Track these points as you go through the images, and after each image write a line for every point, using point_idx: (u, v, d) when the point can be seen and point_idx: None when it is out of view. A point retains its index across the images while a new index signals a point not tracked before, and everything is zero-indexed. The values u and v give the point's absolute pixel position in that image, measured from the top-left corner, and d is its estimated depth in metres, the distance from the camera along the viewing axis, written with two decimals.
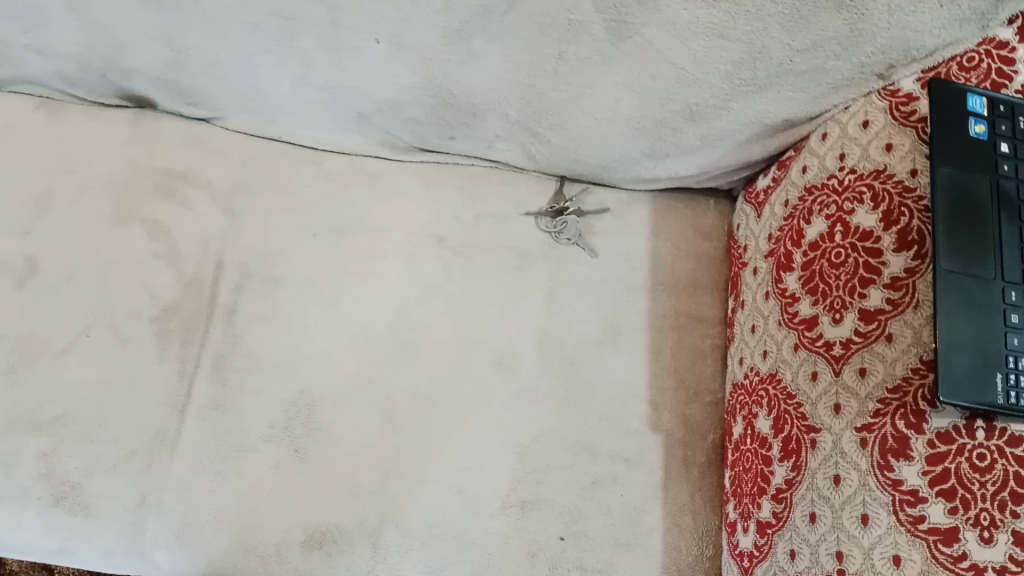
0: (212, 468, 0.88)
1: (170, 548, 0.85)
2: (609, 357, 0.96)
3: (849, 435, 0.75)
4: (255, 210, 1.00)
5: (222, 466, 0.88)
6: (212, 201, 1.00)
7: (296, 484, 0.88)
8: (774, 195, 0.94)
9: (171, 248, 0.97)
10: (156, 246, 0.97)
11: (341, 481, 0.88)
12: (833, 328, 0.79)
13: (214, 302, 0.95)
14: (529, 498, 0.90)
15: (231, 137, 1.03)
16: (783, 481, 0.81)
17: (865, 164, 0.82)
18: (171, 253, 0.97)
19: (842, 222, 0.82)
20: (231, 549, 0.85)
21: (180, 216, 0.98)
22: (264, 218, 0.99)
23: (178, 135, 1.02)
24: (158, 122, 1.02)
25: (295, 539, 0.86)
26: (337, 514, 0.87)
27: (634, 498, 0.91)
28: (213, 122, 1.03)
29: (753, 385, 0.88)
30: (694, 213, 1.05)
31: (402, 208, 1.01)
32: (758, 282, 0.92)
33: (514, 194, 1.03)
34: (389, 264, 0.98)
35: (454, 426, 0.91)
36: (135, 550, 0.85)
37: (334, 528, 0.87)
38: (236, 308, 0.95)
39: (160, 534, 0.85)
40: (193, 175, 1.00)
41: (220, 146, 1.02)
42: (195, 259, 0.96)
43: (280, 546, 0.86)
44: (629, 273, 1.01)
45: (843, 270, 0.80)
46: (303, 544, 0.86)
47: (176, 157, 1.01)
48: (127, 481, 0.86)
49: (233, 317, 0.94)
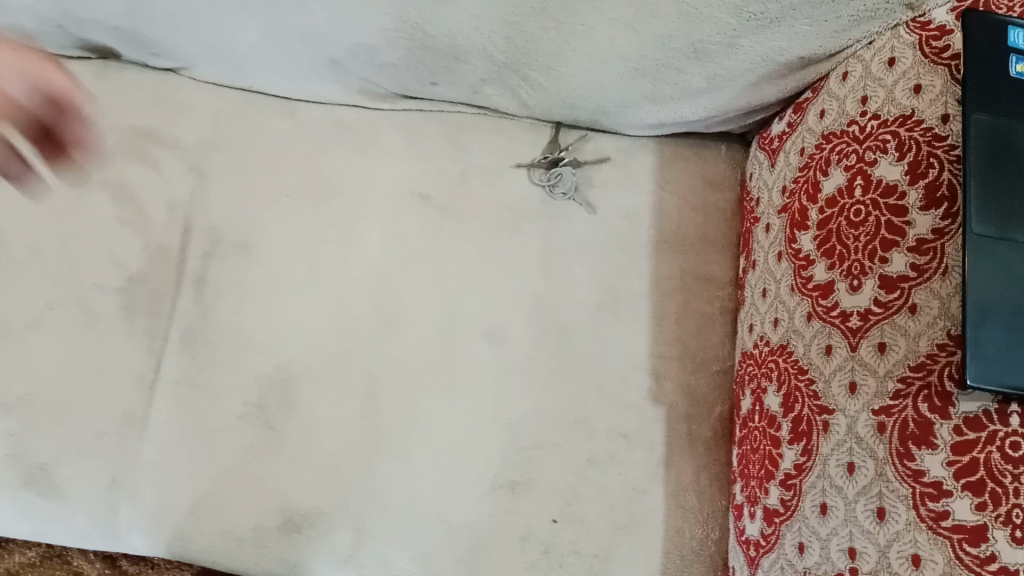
0: (184, 451, 0.83)
1: (145, 533, 0.82)
2: (609, 324, 0.89)
3: (865, 418, 0.67)
4: (225, 170, 0.93)
5: (194, 446, 0.83)
6: (180, 162, 0.93)
7: (274, 467, 0.83)
8: (790, 141, 0.84)
9: (137, 214, 0.90)
10: (122, 212, 0.90)
11: (321, 463, 0.83)
12: (850, 297, 0.71)
13: (184, 273, 0.89)
14: (520, 478, 0.84)
15: (199, 88, 0.95)
16: (792, 466, 0.72)
17: (890, 108, 0.72)
18: (137, 219, 0.90)
19: (863, 174, 0.73)
20: (209, 536, 0.81)
21: (146, 178, 0.92)
22: (235, 179, 0.92)
23: (144, 89, 0.95)
24: (123, 79, 0.95)
25: (272, 525, 0.82)
26: (319, 499, 0.82)
27: (633, 477, 0.84)
28: (181, 72, 0.95)
29: (762, 356, 0.79)
30: (703, 160, 0.96)
31: (382, 162, 0.94)
32: (771, 240, 0.82)
33: (505, 145, 0.95)
34: (370, 226, 0.91)
35: (440, 401, 0.85)
36: (111, 534, 0.82)
37: (314, 511, 0.82)
38: (206, 276, 0.89)
39: (135, 518, 0.81)
40: (160, 132, 0.93)
41: (188, 100, 0.95)
42: (162, 225, 0.90)
43: (259, 532, 0.82)
44: (632, 230, 0.92)
45: (863, 231, 0.71)
46: (281, 528, 0.82)
47: (141, 113, 0.94)
48: (100, 459, 0.82)
49: (203, 286, 0.88)
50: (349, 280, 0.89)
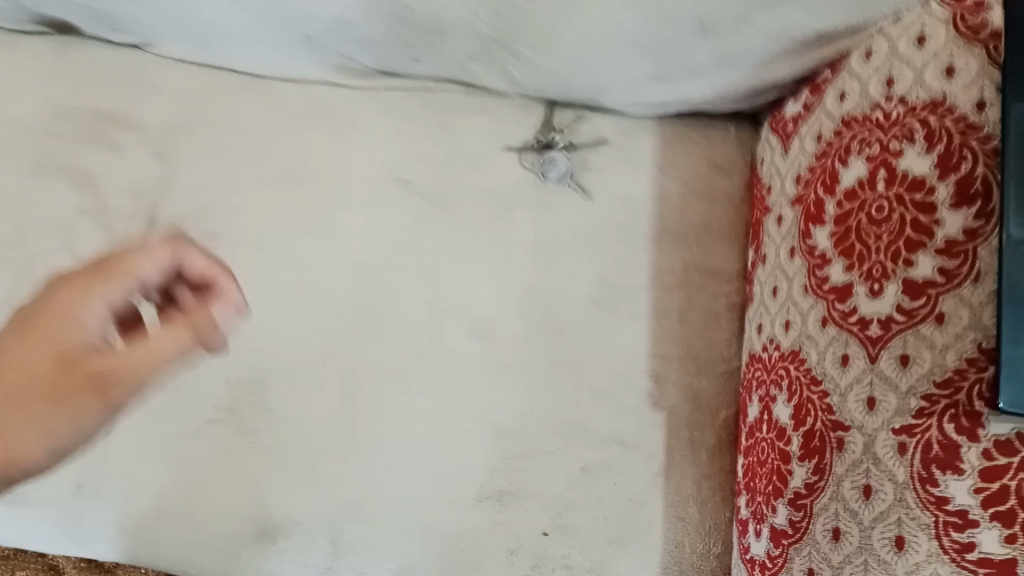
0: (155, 453, 0.76)
1: (113, 541, 0.75)
2: (605, 322, 0.83)
3: (884, 437, 0.61)
4: (194, 154, 0.86)
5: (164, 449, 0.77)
6: (148, 145, 0.86)
7: (253, 474, 0.77)
8: (804, 126, 0.77)
9: (100, 203, 0.84)
10: (85, 201, 0.84)
11: (302, 463, 0.77)
12: (870, 303, 0.64)
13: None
14: (508, 488, 0.78)
15: (165, 65, 0.88)
16: (802, 485, 0.67)
17: (919, 92, 0.65)
18: (101, 209, 0.84)
19: (886, 166, 0.66)
20: (180, 542, 0.75)
21: (111, 163, 0.85)
22: (205, 165, 0.86)
23: (106, 66, 0.87)
24: (85, 58, 0.88)
25: (247, 534, 0.75)
26: (299, 503, 0.76)
27: (631, 487, 0.79)
28: (144, 49, 0.88)
29: (772, 362, 0.73)
30: (711, 143, 0.89)
31: (363, 144, 0.87)
32: (782, 235, 0.76)
33: (496, 126, 0.88)
34: (351, 217, 0.85)
35: (426, 401, 0.79)
36: (77, 540, 0.75)
37: (290, 520, 0.76)
38: None
39: (101, 525, 0.75)
40: (125, 114, 0.87)
41: (154, 79, 0.88)
42: (130, 213, 0.84)
43: (230, 538, 0.75)
44: (632, 219, 0.86)
45: (885, 230, 0.65)
46: (255, 538, 0.75)
47: (105, 93, 0.87)
48: (64, 462, 0.75)
49: None
50: (329, 271, 0.83)
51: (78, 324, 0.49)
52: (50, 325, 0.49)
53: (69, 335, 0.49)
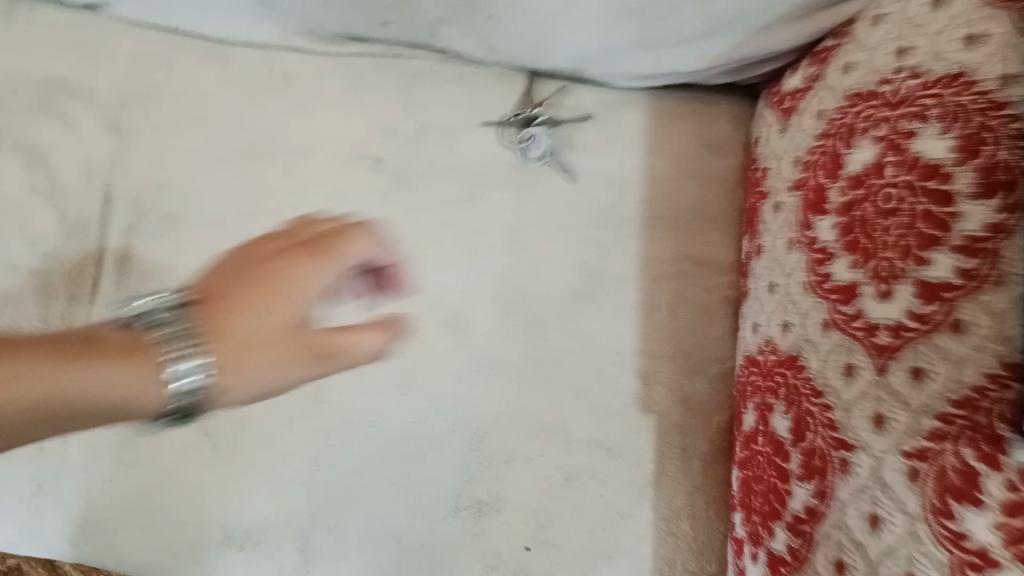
0: (112, 452, 0.70)
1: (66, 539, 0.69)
2: (588, 316, 0.75)
3: (893, 461, 0.53)
4: (145, 128, 0.78)
5: (124, 449, 0.70)
6: (99, 116, 0.78)
7: (213, 475, 0.70)
8: (806, 100, 0.69)
9: (51, 180, 0.76)
10: (34, 177, 0.76)
11: (264, 473, 0.71)
12: (878, 307, 0.57)
13: (104, 248, 0.75)
14: (487, 498, 0.71)
15: (119, 31, 0.80)
16: (801, 509, 0.60)
17: (933, 65, 0.57)
18: (52, 187, 0.76)
19: (898, 150, 0.58)
20: (137, 549, 0.68)
21: (59, 137, 0.77)
22: (159, 141, 0.78)
23: (59, 32, 0.80)
24: (38, 20, 0.80)
25: (211, 539, 0.69)
26: (256, 516, 0.70)
27: (616, 498, 0.71)
28: (99, 11, 0.80)
29: (768, 366, 0.66)
30: (701, 120, 0.81)
31: (328, 120, 0.79)
32: (781, 223, 0.68)
33: (470, 99, 0.80)
34: (315, 197, 0.77)
35: (396, 401, 0.73)
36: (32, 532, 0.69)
37: (256, 527, 0.70)
38: (130, 253, 0.75)
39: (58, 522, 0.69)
40: (74, 83, 0.79)
41: (110, 44, 0.80)
42: (78, 193, 0.76)
43: (191, 546, 0.69)
44: (619, 202, 0.78)
45: (896, 223, 0.56)
46: (221, 543, 0.69)
47: (54, 62, 0.79)
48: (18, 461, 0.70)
49: (127, 265, 0.75)
50: None
51: (296, 300, 0.48)
52: (275, 295, 0.47)
53: (295, 305, 0.48)
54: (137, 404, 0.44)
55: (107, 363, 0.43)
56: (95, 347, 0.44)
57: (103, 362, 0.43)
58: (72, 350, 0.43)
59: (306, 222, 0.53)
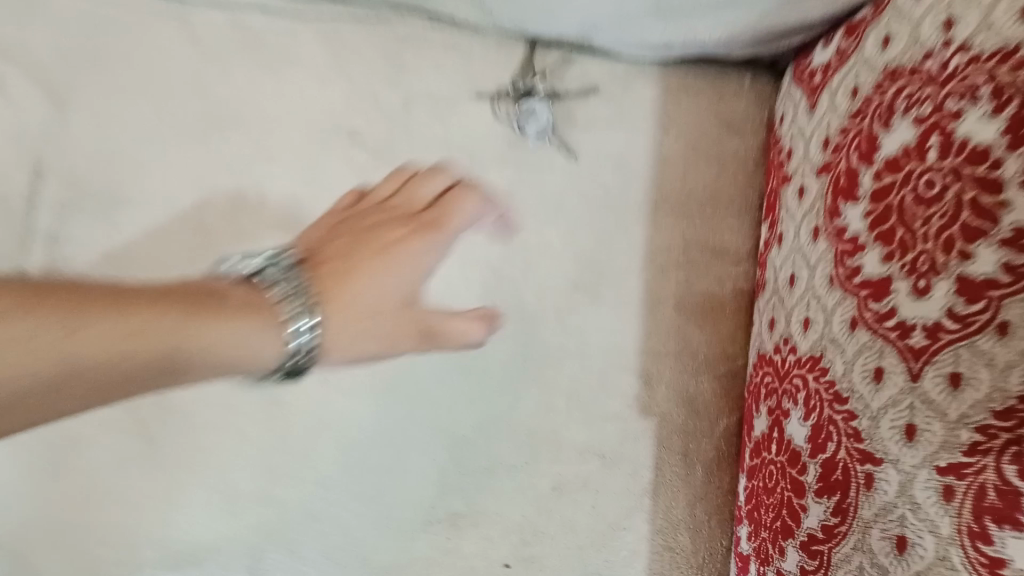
0: (34, 461, 0.63)
1: None
2: (586, 310, 0.69)
3: (926, 477, 0.47)
4: (82, 89, 0.68)
5: (48, 458, 0.63)
6: (31, 78, 0.68)
7: (149, 488, 0.64)
8: (838, 76, 0.63)
9: None
10: None
11: (209, 484, 0.64)
12: (913, 304, 0.51)
13: (29, 231, 0.67)
14: (463, 510, 0.65)
15: None
16: (817, 528, 0.54)
17: (987, 37, 0.50)
18: None
19: (941, 130, 0.51)
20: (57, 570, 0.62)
21: None
22: (95, 106, 0.68)
23: None
24: None
25: (146, 559, 0.63)
26: (197, 532, 0.64)
27: (608, 511, 0.66)
28: None
29: (784, 367, 0.61)
30: (721, 95, 0.75)
31: (302, 87, 0.71)
32: (805, 210, 0.63)
33: (465, 67, 0.74)
34: (281, 173, 0.70)
35: (365, 404, 0.66)
36: None
37: (203, 546, 0.64)
38: (60, 235, 0.67)
39: None
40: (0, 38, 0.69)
41: None
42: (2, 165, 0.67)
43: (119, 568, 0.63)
44: (624, 186, 0.72)
45: (937, 211, 0.50)
46: (161, 564, 0.63)
47: None
48: None
49: (56, 247, 0.67)
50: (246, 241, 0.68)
51: (407, 267, 0.53)
52: (393, 268, 0.52)
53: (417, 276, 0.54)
54: (261, 360, 0.45)
55: (236, 321, 0.44)
56: (216, 306, 0.44)
57: (231, 320, 0.44)
58: (204, 303, 0.44)
59: (412, 189, 0.58)
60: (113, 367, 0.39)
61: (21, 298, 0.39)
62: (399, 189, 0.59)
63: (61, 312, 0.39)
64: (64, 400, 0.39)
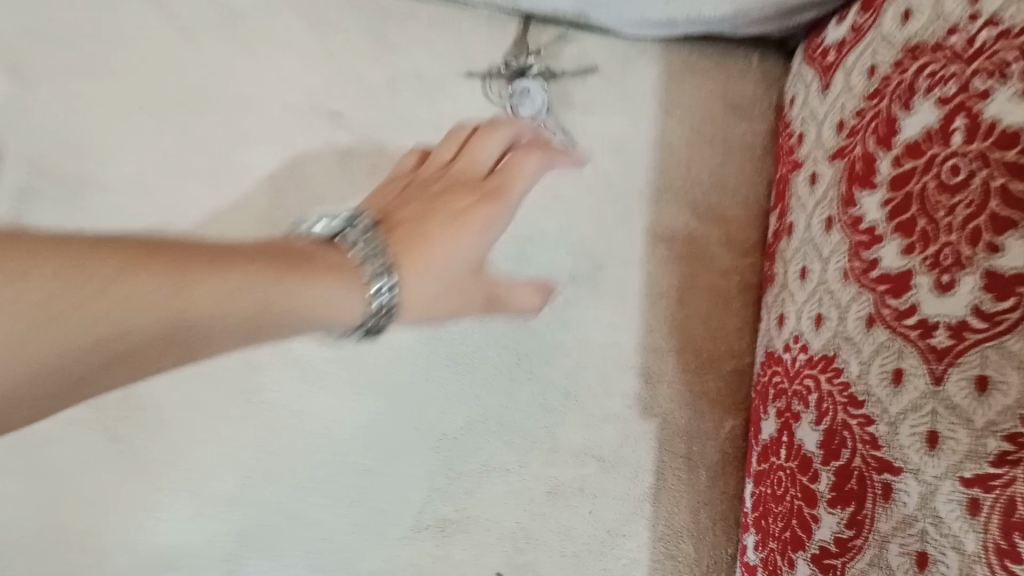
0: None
1: None
2: (584, 303, 0.65)
3: (949, 490, 0.44)
4: (47, 68, 0.64)
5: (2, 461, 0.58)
6: None
7: (114, 493, 0.59)
8: (854, 55, 0.59)
9: None
10: None
11: (180, 489, 0.60)
12: (935, 301, 0.47)
13: None
14: (452, 516, 0.62)
15: None
16: (829, 541, 0.50)
17: (1018, 10, 0.45)
18: None
19: (967, 112, 0.47)
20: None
21: None
22: (60, 85, 0.64)
23: None
24: None
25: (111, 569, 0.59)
26: (165, 539, 0.59)
27: (607, 517, 0.63)
28: None
29: (795, 365, 0.57)
30: (729, 76, 0.71)
31: (282, 66, 0.67)
32: (818, 198, 0.59)
33: (455, 45, 0.70)
34: (259, 155, 0.66)
35: (347, 405, 0.62)
36: None
37: (172, 554, 0.59)
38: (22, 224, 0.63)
39: None
40: None
41: None
42: None
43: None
44: (624, 172, 0.68)
45: (963, 199, 0.46)
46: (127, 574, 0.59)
47: None
48: None
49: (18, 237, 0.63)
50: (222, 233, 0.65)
51: (482, 231, 0.53)
52: (464, 233, 0.52)
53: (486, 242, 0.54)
54: (345, 318, 0.44)
55: (324, 280, 0.43)
56: (307, 265, 0.43)
57: (321, 279, 0.43)
58: (295, 263, 0.43)
59: (477, 156, 0.58)
60: (214, 326, 0.38)
61: (124, 254, 0.37)
62: (461, 153, 0.59)
63: (158, 268, 0.37)
64: (160, 359, 0.38)
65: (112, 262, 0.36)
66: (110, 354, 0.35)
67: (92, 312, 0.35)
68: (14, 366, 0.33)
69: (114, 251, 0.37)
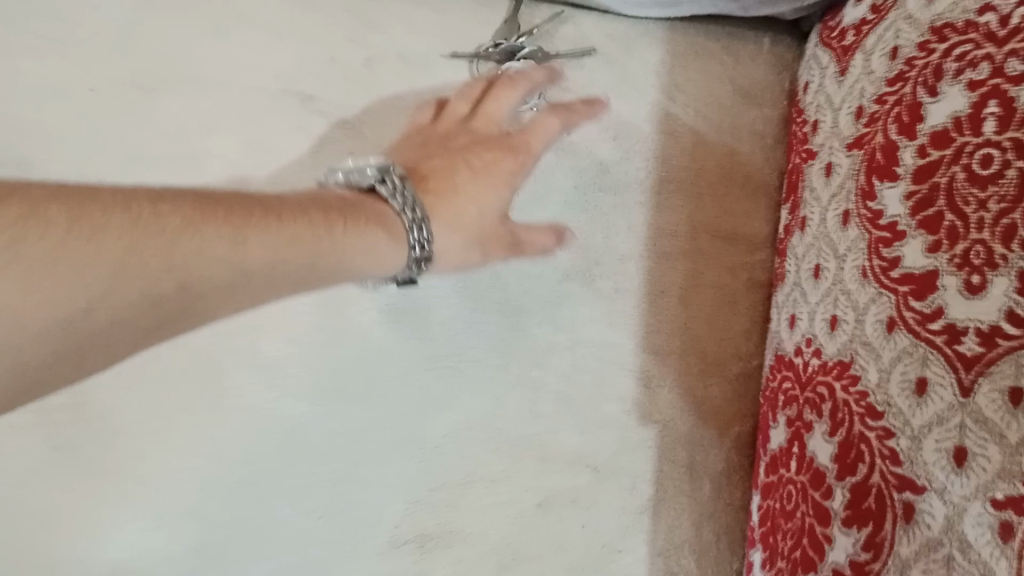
0: None
1: None
2: (579, 302, 0.61)
3: (978, 512, 0.39)
4: None
5: None
6: None
7: (52, 508, 0.54)
8: (873, 37, 0.54)
9: None
10: None
11: (129, 505, 0.54)
12: (964, 303, 0.42)
13: None
14: (434, 530, 0.58)
15: None
16: (843, 564, 0.46)
17: None
18: None
19: (1000, 96, 0.43)
20: None
21: None
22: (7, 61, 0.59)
23: None
24: None
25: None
26: (109, 556, 0.54)
27: (603, 531, 0.59)
28: None
29: (806, 371, 0.53)
30: (738, 60, 0.67)
31: (254, 44, 0.63)
32: (833, 190, 0.54)
33: (441, 24, 0.66)
34: (222, 143, 0.61)
35: (321, 413, 0.57)
36: None
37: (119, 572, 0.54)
38: None
39: None
40: None
41: None
42: None
43: None
44: (624, 161, 0.64)
45: (997, 191, 0.42)
46: None
47: None
48: None
49: None
50: None
51: (504, 184, 0.51)
52: (483, 186, 0.50)
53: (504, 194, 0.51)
54: (386, 267, 0.46)
55: (367, 228, 0.44)
56: (343, 220, 0.44)
57: (360, 233, 0.44)
58: (328, 219, 0.43)
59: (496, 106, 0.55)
60: (271, 273, 0.39)
61: (183, 209, 0.38)
62: (479, 104, 0.56)
63: (218, 219, 0.38)
64: (218, 306, 0.38)
65: (168, 218, 0.36)
66: (194, 299, 0.37)
67: (181, 254, 0.36)
68: (120, 305, 0.34)
69: (173, 206, 0.37)
